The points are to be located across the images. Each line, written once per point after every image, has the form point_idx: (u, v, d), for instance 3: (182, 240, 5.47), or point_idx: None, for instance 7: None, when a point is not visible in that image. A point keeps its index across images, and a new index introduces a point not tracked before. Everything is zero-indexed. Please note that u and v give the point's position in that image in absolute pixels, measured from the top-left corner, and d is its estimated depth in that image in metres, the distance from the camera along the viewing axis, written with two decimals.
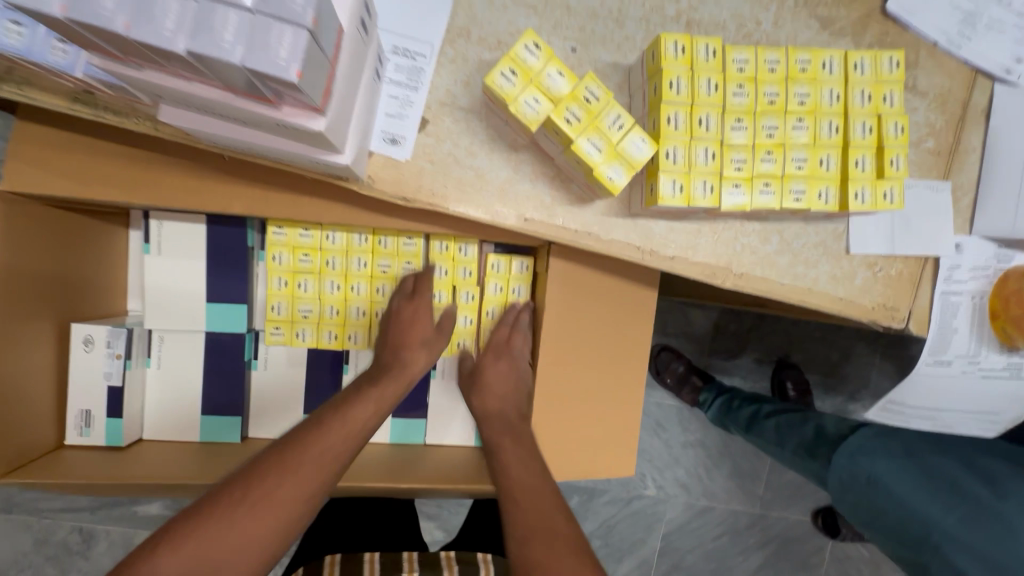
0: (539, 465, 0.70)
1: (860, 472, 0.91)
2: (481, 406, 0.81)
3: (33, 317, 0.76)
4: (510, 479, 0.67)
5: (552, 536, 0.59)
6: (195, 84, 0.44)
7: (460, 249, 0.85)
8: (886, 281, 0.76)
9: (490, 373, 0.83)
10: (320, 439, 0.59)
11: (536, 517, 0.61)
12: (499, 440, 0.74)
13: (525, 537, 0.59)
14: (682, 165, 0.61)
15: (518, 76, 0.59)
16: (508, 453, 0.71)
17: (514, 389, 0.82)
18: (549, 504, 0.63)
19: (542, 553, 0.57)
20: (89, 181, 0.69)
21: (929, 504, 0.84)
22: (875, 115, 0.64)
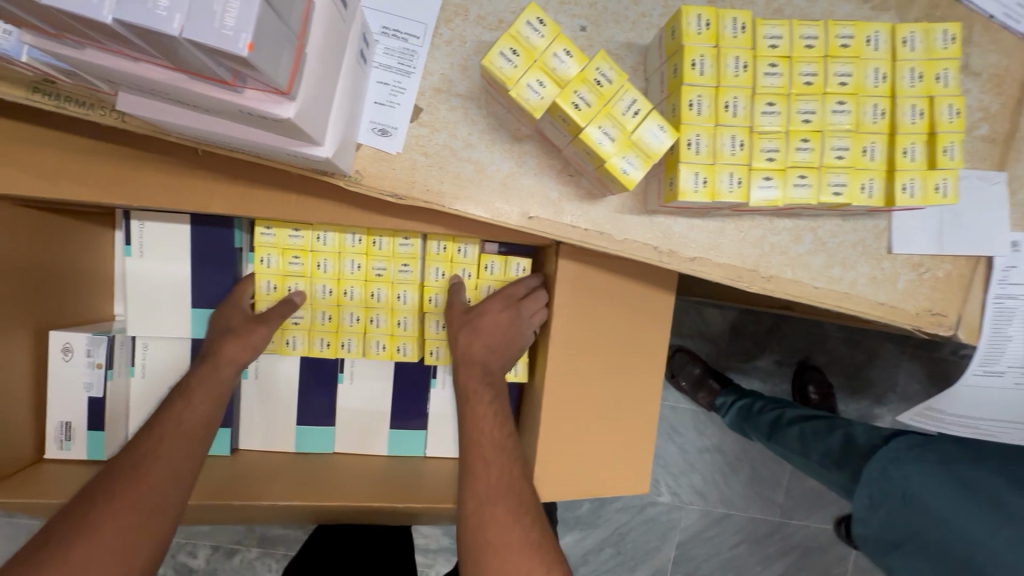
0: (504, 428, 0.70)
1: (896, 490, 0.83)
2: (466, 347, 0.74)
3: (9, 324, 0.71)
4: (478, 436, 0.68)
5: (512, 503, 0.63)
6: (142, 65, 0.38)
7: (460, 249, 0.78)
8: (932, 283, 0.68)
9: (489, 320, 0.74)
10: (137, 471, 0.60)
11: (504, 481, 0.64)
12: (475, 392, 0.72)
13: (488, 499, 0.63)
14: (706, 155, 0.54)
15: (520, 56, 0.52)
16: (482, 411, 0.70)
17: (508, 342, 0.75)
18: (516, 470, 0.66)
19: (494, 524, 0.61)
20: (57, 178, 0.63)
21: (966, 520, 0.77)
22: (926, 97, 0.57)
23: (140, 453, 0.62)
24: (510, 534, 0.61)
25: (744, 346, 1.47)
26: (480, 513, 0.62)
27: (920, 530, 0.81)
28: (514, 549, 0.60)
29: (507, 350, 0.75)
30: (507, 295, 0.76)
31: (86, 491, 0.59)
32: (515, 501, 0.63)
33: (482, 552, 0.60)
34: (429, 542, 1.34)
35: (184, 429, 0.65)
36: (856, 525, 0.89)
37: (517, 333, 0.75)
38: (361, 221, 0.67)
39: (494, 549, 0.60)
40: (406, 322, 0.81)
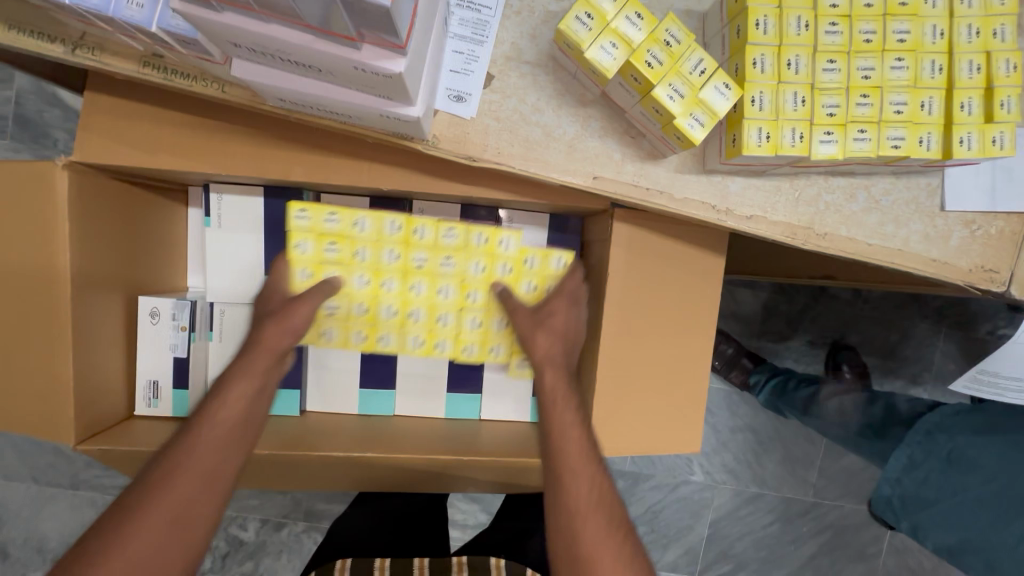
0: (593, 435, 0.68)
1: (942, 448, 0.86)
2: (538, 353, 0.75)
3: (107, 290, 0.77)
4: (563, 448, 0.65)
5: (606, 516, 0.62)
6: (273, 25, 0.42)
7: (499, 240, 0.80)
8: (984, 241, 0.69)
9: (556, 308, 0.78)
10: (172, 483, 0.57)
11: (594, 491, 0.63)
12: (555, 396, 0.70)
13: (581, 513, 0.62)
14: (768, 112, 0.57)
15: (594, 20, 0.55)
16: (567, 418, 0.68)
17: (573, 337, 0.77)
18: (605, 481, 0.64)
19: (593, 531, 0.61)
20: (155, 149, 0.69)
21: (1016, 483, 0.80)
22: (984, 52, 0.58)
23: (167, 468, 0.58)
24: (612, 544, 0.61)
25: (778, 326, 1.48)
26: (572, 531, 0.61)
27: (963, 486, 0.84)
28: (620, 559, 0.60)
29: (570, 343, 0.77)
30: (562, 288, 0.80)
31: (111, 512, 0.57)
32: (609, 515, 0.63)
33: (580, 560, 0.60)
34: (467, 518, 1.35)
35: (214, 442, 0.61)
36: (880, 486, 0.92)
37: (577, 322, 0.78)
38: (431, 186, 0.71)
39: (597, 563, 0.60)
40: (447, 317, 0.83)
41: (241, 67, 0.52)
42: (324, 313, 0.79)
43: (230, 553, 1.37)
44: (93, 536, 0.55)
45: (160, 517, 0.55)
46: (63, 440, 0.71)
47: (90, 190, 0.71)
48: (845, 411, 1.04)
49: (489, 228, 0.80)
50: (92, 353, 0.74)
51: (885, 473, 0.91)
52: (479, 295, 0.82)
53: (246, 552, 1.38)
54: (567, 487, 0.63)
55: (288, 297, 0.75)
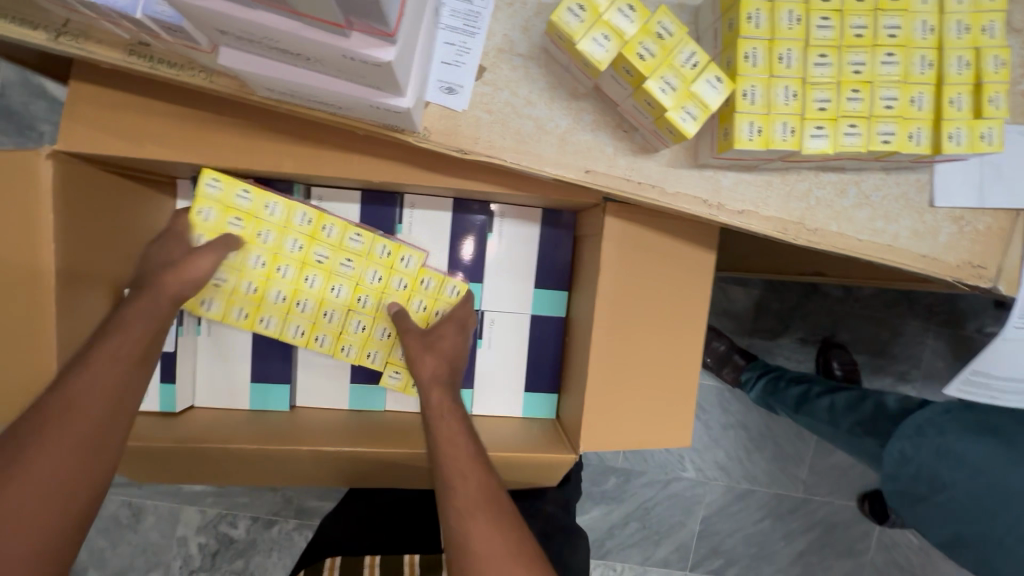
0: (475, 441, 0.67)
1: (931, 442, 0.87)
2: (423, 373, 0.74)
3: (93, 283, 0.75)
4: (450, 455, 0.65)
5: (496, 511, 0.61)
6: (259, 11, 0.42)
7: (401, 256, 0.82)
8: (972, 237, 0.70)
9: (444, 334, 0.79)
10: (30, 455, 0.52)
11: (482, 490, 0.62)
12: (439, 409, 0.70)
13: (469, 513, 0.60)
14: (761, 106, 0.57)
15: (586, 11, 0.55)
16: (449, 427, 0.68)
17: (458, 359, 0.77)
18: (490, 479, 0.64)
19: (484, 528, 0.59)
20: (142, 140, 0.68)
21: (1007, 474, 0.81)
22: (973, 48, 0.59)
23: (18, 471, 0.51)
24: (504, 541, 0.59)
25: (769, 323, 1.49)
26: (466, 527, 0.59)
27: (956, 479, 0.84)
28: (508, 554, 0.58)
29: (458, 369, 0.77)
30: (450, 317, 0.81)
31: None
32: (498, 512, 0.61)
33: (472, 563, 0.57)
34: None
35: (65, 435, 0.54)
36: (883, 482, 0.92)
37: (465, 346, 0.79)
38: (422, 179, 0.70)
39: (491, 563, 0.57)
40: (332, 315, 0.82)
41: (228, 55, 0.51)
42: (209, 283, 0.77)
43: (220, 551, 1.36)
44: None
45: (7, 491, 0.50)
46: None
47: (75, 180, 0.70)
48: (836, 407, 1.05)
49: (394, 245, 0.81)
50: (77, 347, 0.73)
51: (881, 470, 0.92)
52: (370, 301, 0.82)
53: (236, 550, 1.37)
54: (456, 488, 0.62)
55: (194, 248, 0.72)
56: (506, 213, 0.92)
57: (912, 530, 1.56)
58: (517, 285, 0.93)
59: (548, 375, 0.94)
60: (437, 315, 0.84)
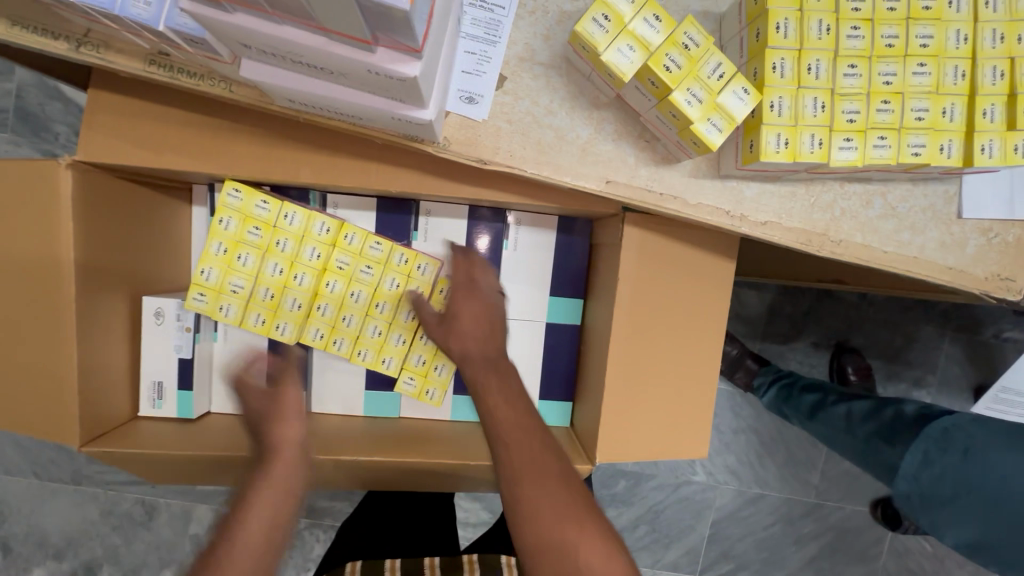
0: (526, 404, 0.65)
1: (957, 443, 0.87)
2: (454, 348, 0.73)
3: (111, 290, 0.75)
4: (494, 422, 0.63)
5: (544, 475, 0.59)
6: (285, 27, 0.41)
7: (417, 266, 0.82)
8: (1001, 248, 0.68)
9: (459, 304, 0.75)
10: None
11: (528, 455, 0.60)
12: (481, 377, 0.68)
13: (517, 479, 0.58)
14: (788, 117, 0.56)
15: (611, 22, 0.54)
16: (494, 393, 0.66)
17: (489, 325, 0.73)
18: (537, 444, 0.61)
19: (533, 493, 0.57)
20: (161, 148, 0.68)
21: (1010, 484, 0.83)
22: (1008, 58, 0.57)
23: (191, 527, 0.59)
24: (558, 506, 0.57)
25: (782, 327, 1.47)
26: (516, 495, 0.58)
27: (968, 482, 0.86)
28: (564, 515, 0.56)
29: (499, 330, 0.74)
30: (460, 282, 0.76)
31: None
32: (545, 476, 0.58)
33: (523, 524, 0.57)
34: (469, 516, 1.35)
35: None
36: (897, 482, 0.92)
37: (493, 307, 0.75)
38: (440, 188, 0.70)
39: (542, 528, 0.56)
40: (351, 319, 0.82)
41: (251, 67, 0.51)
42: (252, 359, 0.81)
43: None
44: None
45: None
46: (68, 441, 0.70)
47: (94, 189, 0.70)
48: (852, 416, 1.01)
49: (411, 254, 0.81)
50: (95, 354, 0.73)
51: (902, 470, 0.91)
52: (388, 307, 0.82)
53: None
54: (504, 456, 0.60)
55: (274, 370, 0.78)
56: (522, 220, 0.91)
57: (926, 537, 1.54)
58: (532, 292, 0.93)
59: (561, 382, 0.94)
60: None
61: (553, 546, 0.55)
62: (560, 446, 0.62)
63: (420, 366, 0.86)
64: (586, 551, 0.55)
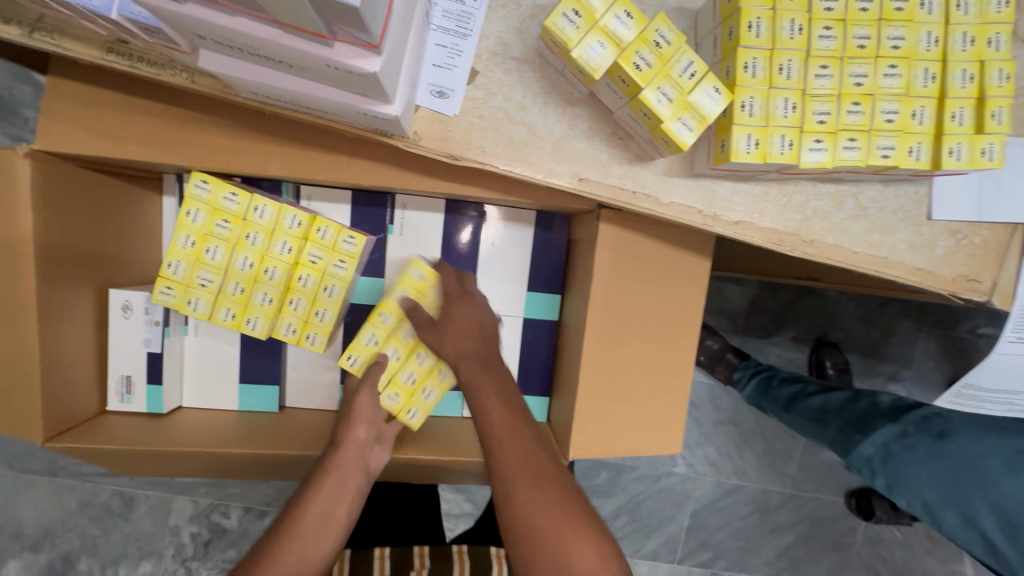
0: (519, 405, 0.67)
1: (934, 426, 0.91)
2: (446, 352, 0.72)
3: (75, 283, 0.74)
4: (488, 422, 0.65)
5: (539, 477, 0.61)
6: (239, 19, 0.40)
7: (410, 275, 0.78)
8: (969, 250, 0.69)
9: (452, 309, 0.74)
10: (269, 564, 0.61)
11: (523, 459, 0.62)
12: (472, 376, 0.68)
13: (512, 480, 0.61)
14: (759, 118, 0.56)
15: (581, 17, 0.53)
16: (488, 394, 0.67)
17: (481, 328, 0.73)
18: (538, 456, 0.64)
19: (528, 495, 0.60)
20: (124, 139, 0.66)
21: (988, 460, 0.86)
22: (977, 61, 0.57)
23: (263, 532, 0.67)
24: (550, 504, 0.60)
25: (762, 322, 1.48)
26: (509, 497, 0.60)
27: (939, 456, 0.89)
28: (556, 511, 0.59)
29: (488, 335, 0.73)
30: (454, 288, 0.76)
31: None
32: (536, 475, 0.61)
33: (516, 522, 0.59)
34: (451, 507, 1.34)
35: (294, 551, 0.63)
36: (863, 444, 0.96)
37: (484, 317, 0.74)
38: (413, 183, 0.69)
39: (535, 527, 0.58)
40: (324, 315, 0.80)
41: (209, 58, 0.49)
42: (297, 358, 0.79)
43: (213, 541, 1.36)
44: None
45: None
46: (32, 437, 0.69)
47: (55, 179, 0.68)
48: (832, 406, 1.03)
49: (426, 271, 0.78)
50: (60, 348, 0.72)
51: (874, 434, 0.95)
52: (390, 314, 0.78)
53: (229, 539, 1.37)
54: (498, 458, 0.62)
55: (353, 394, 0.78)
56: (499, 215, 0.90)
57: (898, 527, 1.58)
58: (510, 288, 0.92)
59: (538, 377, 0.94)
60: None
61: (548, 547, 0.58)
62: (554, 450, 0.66)
63: (412, 383, 0.79)
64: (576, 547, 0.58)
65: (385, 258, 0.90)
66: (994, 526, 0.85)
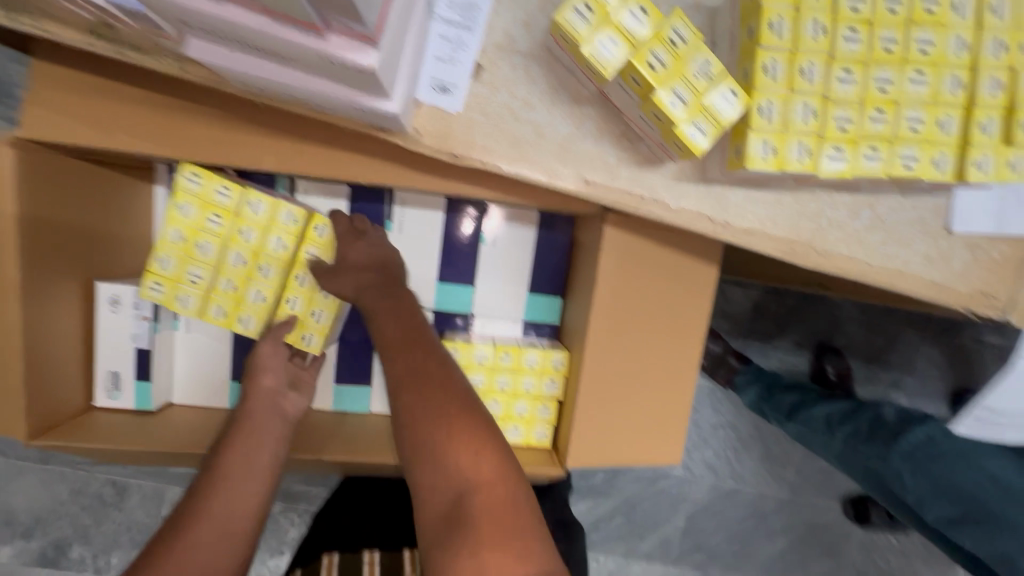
0: (411, 321, 0.64)
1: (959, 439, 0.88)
2: (337, 288, 0.72)
3: (61, 276, 0.71)
4: (379, 336, 0.63)
5: (426, 387, 0.56)
6: (227, 7, 0.38)
7: (551, 359, 0.82)
8: (987, 265, 0.66)
9: (346, 249, 0.74)
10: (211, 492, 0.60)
11: (408, 368, 0.58)
12: (370, 309, 0.66)
13: (397, 388, 0.57)
14: (777, 123, 0.53)
15: (594, 13, 0.51)
16: (381, 316, 0.65)
17: (376, 260, 0.73)
18: (418, 350, 0.60)
19: (411, 400, 0.55)
20: (113, 128, 0.63)
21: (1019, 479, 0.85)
22: (1009, 69, 0.54)
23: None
24: (434, 408, 0.55)
25: (766, 326, 1.45)
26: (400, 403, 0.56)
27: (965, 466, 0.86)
28: (444, 433, 0.54)
29: (381, 272, 0.72)
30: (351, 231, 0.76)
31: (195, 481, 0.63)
32: (423, 387, 0.56)
33: (408, 433, 0.55)
34: None
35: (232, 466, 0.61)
36: (892, 458, 0.91)
37: (384, 247, 0.76)
38: (412, 180, 0.66)
39: (419, 426, 0.54)
40: (320, 316, 0.78)
41: (198, 47, 0.46)
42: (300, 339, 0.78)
43: None
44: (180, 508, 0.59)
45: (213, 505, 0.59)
46: (14, 433, 0.67)
47: (39, 168, 0.65)
48: (885, 418, 0.96)
49: (564, 369, 0.82)
50: (44, 342, 0.69)
51: (901, 442, 0.91)
52: (513, 359, 0.83)
53: None
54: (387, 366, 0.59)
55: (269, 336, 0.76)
56: (501, 213, 0.88)
57: (894, 534, 1.56)
58: (509, 289, 0.90)
59: None
60: (542, 412, 0.84)
61: (432, 455, 0.53)
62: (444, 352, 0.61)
63: None
64: (455, 448, 0.53)
65: None
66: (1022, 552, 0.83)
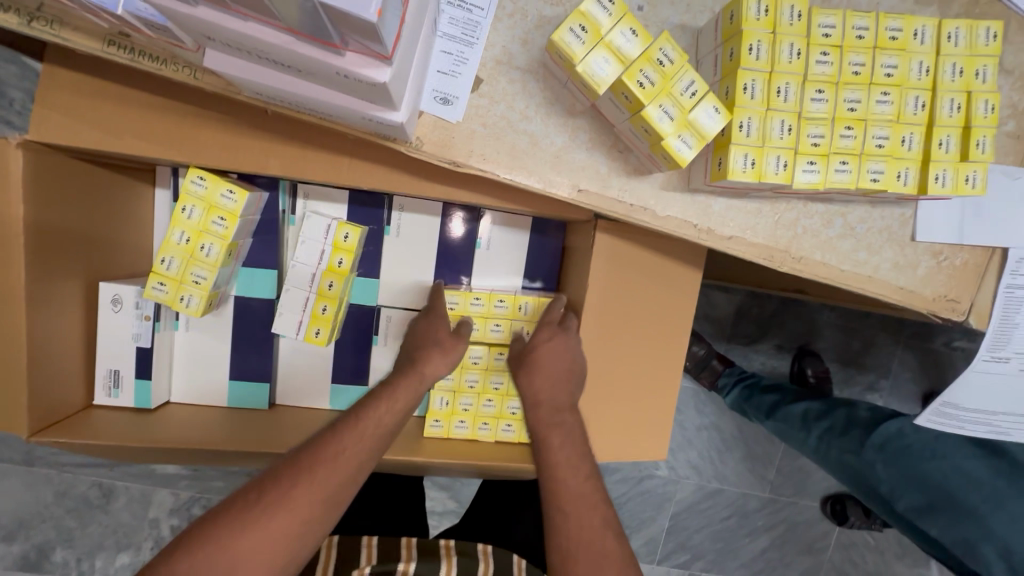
0: (587, 464, 0.71)
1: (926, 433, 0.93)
2: (533, 389, 0.76)
3: (64, 276, 0.72)
4: (557, 476, 0.69)
5: (597, 553, 0.65)
6: (251, 24, 0.40)
7: None
8: (949, 271, 0.71)
9: (544, 348, 0.77)
10: (340, 451, 0.62)
11: (582, 529, 0.66)
12: (546, 432, 0.73)
13: (572, 551, 0.65)
14: (755, 138, 0.57)
15: (588, 33, 0.54)
16: (560, 449, 0.71)
17: (569, 369, 0.75)
18: (597, 519, 0.67)
19: (584, 566, 0.64)
20: (122, 132, 0.65)
21: (996, 480, 0.88)
22: (965, 92, 0.59)
23: (239, 509, 0.57)
24: (597, 556, 0.64)
25: (748, 330, 1.51)
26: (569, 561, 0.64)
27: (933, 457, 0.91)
28: None
29: (576, 376, 0.75)
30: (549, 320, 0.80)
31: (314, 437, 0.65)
32: (597, 549, 0.65)
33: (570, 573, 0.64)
34: (435, 505, 1.35)
35: (365, 437, 0.65)
36: (865, 451, 0.97)
37: (577, 357, 0.76)
38: (413, 187, 0.69)
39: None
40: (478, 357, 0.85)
41: (214, 57, 0.49)
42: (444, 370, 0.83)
43: None
44: (305, 447, 0.63)
45: (343, 460, 0.62)
46: (17, 430, 0.68)
47: (47, 170, 0.67)
48: (858, 415, 1.01)
49: None
50: (47, 340, 0.70)
51: (874, 436, 0.96)
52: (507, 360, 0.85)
53: None
54: (564, 516, 0.67)
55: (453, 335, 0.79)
56: (495, 218, 0.91)
57: (869, 532, 1.62)
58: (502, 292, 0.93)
59: None
60: None
61: None
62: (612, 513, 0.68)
63: (468, 411, 0.87)
64: None
65: (379, 257, 0.90)
66: (987, 539, 0.87)
